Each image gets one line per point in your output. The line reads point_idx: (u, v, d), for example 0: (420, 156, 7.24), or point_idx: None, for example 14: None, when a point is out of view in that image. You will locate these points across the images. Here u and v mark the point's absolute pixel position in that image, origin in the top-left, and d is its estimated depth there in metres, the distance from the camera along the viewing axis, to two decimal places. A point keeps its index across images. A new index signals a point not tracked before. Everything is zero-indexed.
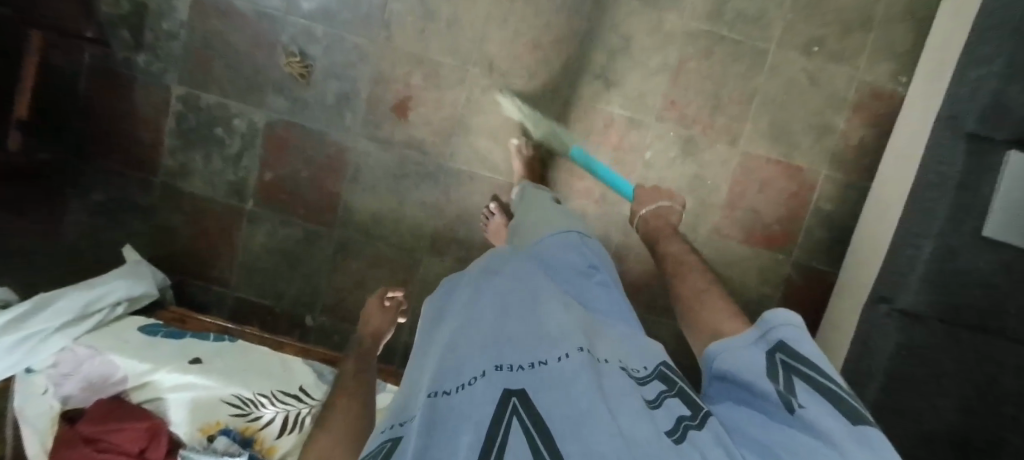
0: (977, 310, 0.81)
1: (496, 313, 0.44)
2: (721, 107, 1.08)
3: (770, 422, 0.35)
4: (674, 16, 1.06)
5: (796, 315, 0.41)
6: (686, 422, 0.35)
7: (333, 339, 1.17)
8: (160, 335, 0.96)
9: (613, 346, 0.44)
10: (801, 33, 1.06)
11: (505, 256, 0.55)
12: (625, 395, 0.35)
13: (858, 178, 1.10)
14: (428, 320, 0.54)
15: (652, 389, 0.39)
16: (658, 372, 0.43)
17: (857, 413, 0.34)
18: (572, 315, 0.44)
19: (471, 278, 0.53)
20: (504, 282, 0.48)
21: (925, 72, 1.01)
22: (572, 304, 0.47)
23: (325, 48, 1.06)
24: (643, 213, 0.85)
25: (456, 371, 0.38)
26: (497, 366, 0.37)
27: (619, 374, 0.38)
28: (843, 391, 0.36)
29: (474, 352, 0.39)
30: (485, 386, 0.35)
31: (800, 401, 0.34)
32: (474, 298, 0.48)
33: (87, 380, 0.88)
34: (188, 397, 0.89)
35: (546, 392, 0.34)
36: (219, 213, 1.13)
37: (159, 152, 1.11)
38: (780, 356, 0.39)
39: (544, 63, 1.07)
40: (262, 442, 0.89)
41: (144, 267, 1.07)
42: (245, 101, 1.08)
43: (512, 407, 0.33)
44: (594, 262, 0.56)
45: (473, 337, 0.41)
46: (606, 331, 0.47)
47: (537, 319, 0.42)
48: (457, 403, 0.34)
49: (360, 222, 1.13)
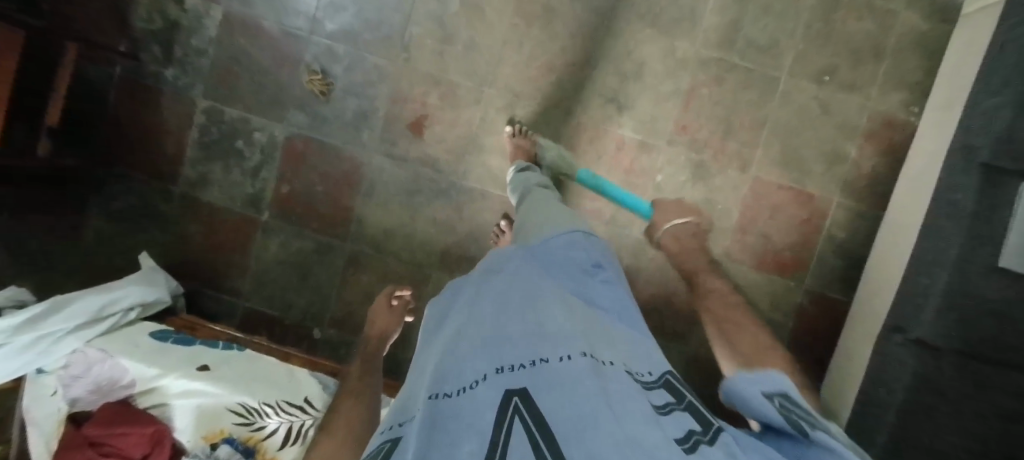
0: (993, 342, 0.80)
1: (498, 315, 0.45)
2: (732, 133, 1.09)
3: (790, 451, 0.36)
4: (686, 44, 1.08)
5: (785, 376, 0.44)
6: (696, 437, 0.34)
7: (339, 352, 1.17)
8: (170, 340, 0.97)
9: (617, 350, 0.44)
10: (813, 62, 1.07)
11: (509, 256, 0.57)
12: (630, 400, 0.35)
13: (871, 207, 1.10)
14: (430, 321, 0.55)
15: (659, 397, 0.39)
16: (664, 380, 0.43)
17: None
18: (572, 319, 0.45)
19: (474, 279, 0.55)
20: (508, 285, 0.49)
21: (938, 103, 1.01)
22: (573, 307, 0.48)
23: (346, 67, 1.09)
24: (665, 228, 0.76)
25: (458, 373, 0.38)
26: (497, 369, 0.37)
27: (622, 378, 0.38)
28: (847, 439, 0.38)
29: (476, 355, 0.40)
30: (487, 389, 0.35)
31: (809, 425, 0.37)
32: (477, 301, 0.49)
33: (96, 383, 0.88)
34: (194, 404, 0.89)
35: (547, 393, 0.34)
36: (234, 224, 1.15)
37: (180, 163, 1.14)
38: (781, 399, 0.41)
39: (558, 86, 1.09)
40: (265, 453, 0.89)
41: (159, 275, 1.09)
42: (266, 115, 1.11)
43: (513, 408, 0.33)
44: (597, 262, 0.58)
45: (474, 339, 0.42)
46: (611, 335, 0.47)
47: (538, 322, 0.43)
48: (459, 404, 0.34)
49: (372, 236, 1.15)
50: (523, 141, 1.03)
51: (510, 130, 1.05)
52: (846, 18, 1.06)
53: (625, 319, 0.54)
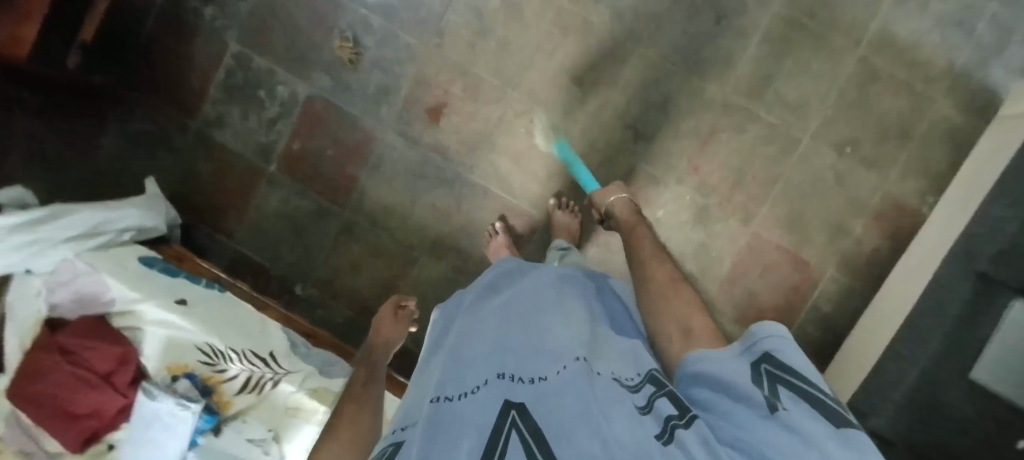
0: (947, 450, 0.78)
1: (503, 329, 0.48)
2: (742, 183, 1.09)
3: (752, 421, 0.33)
4: (716, 87, 1.07)
5: (785, 328, 0.39)
6: (672, 422, 0.34)
7: (316, 313, 1.19)
8: (156, 268, 0.99)
9: (608, 358, 0.45)
10: (837, 131, 1.06)
11: (514, 277, 0.63)
12: (615, 403, 0.35)
13: (864, 286, 1.09)
14: (435, 339, 0.60)
15: (643, 394, 0.39)
16: (649, 375, 0.42)
17: (840, 417, 0.33)
18: (571, 327, 0.48)
19: (477, 298, 0.61)
20: (515, 301, 0.54)
21: (948, 203, 0.99)
22: (574, 314, 0.51)
23: (378, 40, 1.11)
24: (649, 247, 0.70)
25: (459, 382, 0.41)
26: (499, 375, 0.40)
27: (609, 385, 0.38)
28: (831, 401, 0.34)
29: (479, 365, 0.43)
30: (486, 393, 0.37)
31: (780, 403, 0.33)
32: (481, 317, 0.53)
33: (77, 294, 0.91)
34: (164, 335, 0.91)
35: (544, 400, 0.36)
36: (242, 170, 1.18)
37: (203, 100, 1.16)
38: (766, 367, 0.37)
39: (580, 102, 1.10)
40: (221, 395, 0.92)
41: (160, 202, 1.12)
42: (293, 72, 1.13)
43: (511, 420, 0.34)
44: (602, 286, 0.63)
45: (478, 351, 0.45)
46: (608, 345, 0.48)
47: (540, 335, 0.46)
48: (461, 407, 0.37)
49: (370, 209, 1.17)
50: (564, 217, 1.07)
51: (554, 202, 1.09)
52: (881, 93, 1.04)
53: (627, 331, 0.54)
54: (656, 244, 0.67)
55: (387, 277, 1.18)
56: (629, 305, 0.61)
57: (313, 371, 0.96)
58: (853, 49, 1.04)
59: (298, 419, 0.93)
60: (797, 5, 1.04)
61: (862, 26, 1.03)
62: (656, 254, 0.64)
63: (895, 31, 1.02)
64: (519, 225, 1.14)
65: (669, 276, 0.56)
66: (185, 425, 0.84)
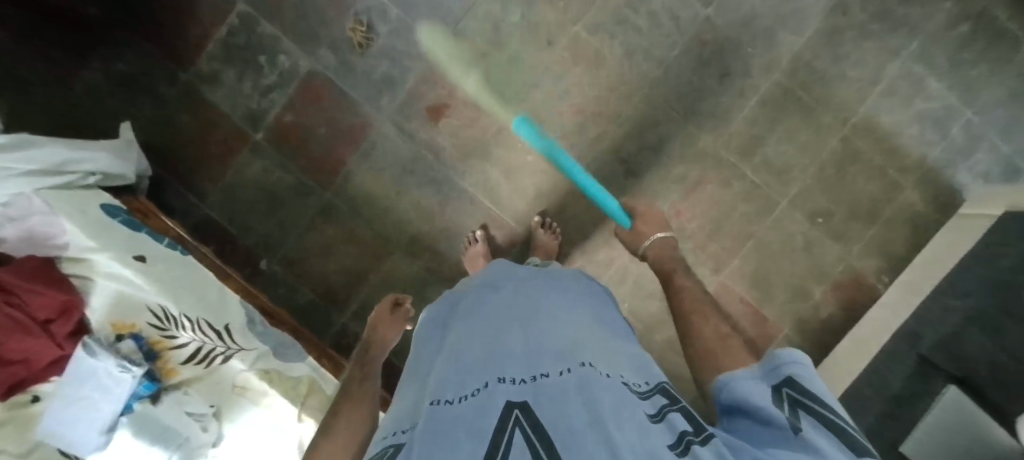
0: None
1: (502, 332, 0.52)
2: (719, 234, 1.13)
3: (773, 443, 0.38)
4: (710, 138, 1.11)
5: (805, 355, 0.44)
6: (688, 437, 0.37)
7: (278, 291, 1.16)
8: (118, 219, 0.94)
9: (614, 362, 0.48)
10: (813, 201, 1.11)
11: (510, 277, 0.66)
12: (627, 407, 0.39)
13: (814, 351, 1.14)
14: (429, 331, 0.63)
15: (654, 402, 0.43)
16: (658, 387, 0.46)
17: (858, 442, 0.36)
18: (568, 331, 0.52)
19: (474, 294, 0.64)
20: (513, 305, 0.57)
21: (900, 287, 1.05)
22: (571, 320, 0.55)
23: (392, 30, 1.10)
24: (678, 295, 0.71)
25: (459, 386, 0.44)
26: (499, 379, 0.44)
27: (616, 388, 0.42)
28: (849, 425, 0.38)
29: (478, 368, 0.46)
30: (487, 396, 0.41)
31: (800, 425, 0.38)
32: (479, 317, 0.57)
33: (28, 233, 0.85)
34: (114, 289, 0.86)
35: (545, 402, 0.39)
36: (228, 132, 1.14)
37: (199, 54, 1.12)
38: (787, 390, 0.42)
39: (580, 129, 1.12)
40: (166, 362, 0.87)
41: (133, 150, 1.07)
42: (299, 44, 1.11)
43: (514, 420, 0.38)
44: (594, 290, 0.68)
45: (478, 353, 0.49)
46: (609, 347, 0.51)
47: (536, 338, 0.50)
48: (463, 409, 0.40)
49: (353, 195, 1.15)
50: (545, 236, 1.08)
51: (537, 220, 1.10)
52: (857, 173, 1.10)
53: (624, 335, 0.59)
54: (698, 294, 0.68)
55: (358, 266, 1.16)
56: (618, 311, 0.66)
57: (267, 351, 0.95)
58: (840, 127, 1.10)
59: (244, 399, 0.90)
60: (795, 77, 1.09)
61: (851, 107, 1.09)
62: (699, 306, 0.65)
63: (879, 119, 1.09)
64: (499, 237, 1.14)
65: (715, 331, 0.57)
66: (121, 388, 0.80)
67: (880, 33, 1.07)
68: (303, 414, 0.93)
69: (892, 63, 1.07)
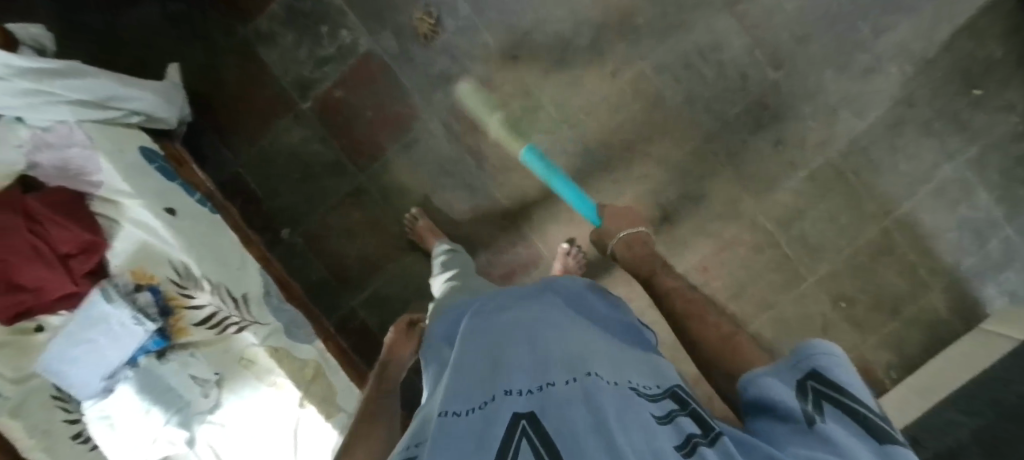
0: None
1: (506, 341, 0.50)
2: (739, 297, 1.13)
3: (790, 433, 0.38)
4: (751, 201, 1.11)
5: (835, 347, 0.42)
6: (695, 439, 0.37)
7: (294, 263, 1.15)
8: (154, 165, 0.93)
9: (625, 369, 0.46)
10: (838, 284, 1.11)
11: (517, 288, 0.63)
12: (633, 411, 0.38)
13: None
14: (438, 345, 0.62)
15: (664, 406, 0.41)
16: (668, 391, 0.45)
17: (884, 432, 0.36)
18: (575, 340, 0.49)
19: (479, 304, 0.61)
20: (520, 314, 0.55)
21: (907, 390, 1.04)
22: (579, 330, 0.52)
23: (459, 28, 1.09)
24: (671, 292, 0.71)
25: (466, 396, 0.43)
26: (506, 391, 0.42)
27: (624, 395, 0.40)
28: (876, 416, 0.37)
29: (483, 380, 0.44)
30: (495, 409, 0.39)
31: (819, 416, 0.38)
32: (484, 325, 0.54)
33: (64, 162, 0.84)
34: (138, 237, 0.85)
35: (551, 409, 0.38)
36: (274, 95, 1.13)
37: (260, 11, 1.10)
38: (811, 382, 0.41)
39: (625, 165, 1.11)
40: (179, 320, 0.85)
41: (178, 95, 1.05)
42: (363, 23, 1.10)
43: (520, 429, 0.36)
44: (608, 302, 0.64)
45: (483, 364, 0.47)
46: (622, 358, 0.49)
47: (543, 346, 0.47)
48: (470, 421, 0.39)
49: (387, 183, 1.14)
50: (570, 263, 1.07)
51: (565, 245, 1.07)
52: (888, 266, 1.10)
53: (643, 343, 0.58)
54: (688, 294, 0.70)
55: (378, 253, 1.15)
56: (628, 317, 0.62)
57: (279, 328, 0.95)
58: (881, 218, 1.09)
59: (250, 374, 0.90)
60: (847, 158, 1.09)
61: (895, 201, 1.09)
62: (693, 306, 0.67)
63: (920, 218, 1.09)
64: (524, 257, 1.14)
65: (717, 334, 0.59)
66: (132, 340, 0.78)
67: (941, 133, 1.06)
68: (306, 400, 0.91)
69: (945, 165, 1.07)
